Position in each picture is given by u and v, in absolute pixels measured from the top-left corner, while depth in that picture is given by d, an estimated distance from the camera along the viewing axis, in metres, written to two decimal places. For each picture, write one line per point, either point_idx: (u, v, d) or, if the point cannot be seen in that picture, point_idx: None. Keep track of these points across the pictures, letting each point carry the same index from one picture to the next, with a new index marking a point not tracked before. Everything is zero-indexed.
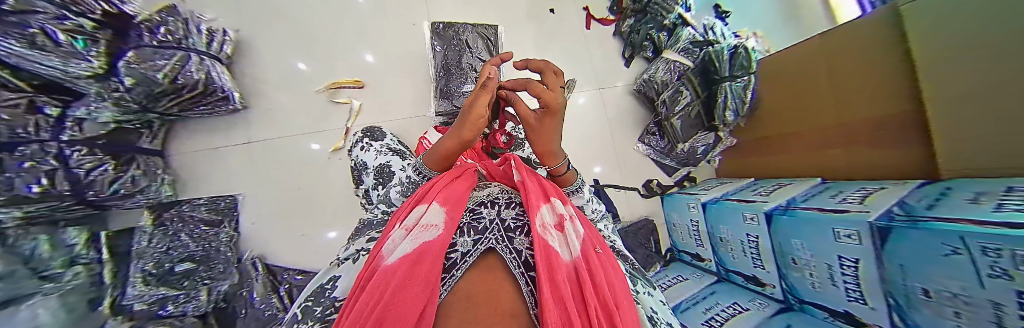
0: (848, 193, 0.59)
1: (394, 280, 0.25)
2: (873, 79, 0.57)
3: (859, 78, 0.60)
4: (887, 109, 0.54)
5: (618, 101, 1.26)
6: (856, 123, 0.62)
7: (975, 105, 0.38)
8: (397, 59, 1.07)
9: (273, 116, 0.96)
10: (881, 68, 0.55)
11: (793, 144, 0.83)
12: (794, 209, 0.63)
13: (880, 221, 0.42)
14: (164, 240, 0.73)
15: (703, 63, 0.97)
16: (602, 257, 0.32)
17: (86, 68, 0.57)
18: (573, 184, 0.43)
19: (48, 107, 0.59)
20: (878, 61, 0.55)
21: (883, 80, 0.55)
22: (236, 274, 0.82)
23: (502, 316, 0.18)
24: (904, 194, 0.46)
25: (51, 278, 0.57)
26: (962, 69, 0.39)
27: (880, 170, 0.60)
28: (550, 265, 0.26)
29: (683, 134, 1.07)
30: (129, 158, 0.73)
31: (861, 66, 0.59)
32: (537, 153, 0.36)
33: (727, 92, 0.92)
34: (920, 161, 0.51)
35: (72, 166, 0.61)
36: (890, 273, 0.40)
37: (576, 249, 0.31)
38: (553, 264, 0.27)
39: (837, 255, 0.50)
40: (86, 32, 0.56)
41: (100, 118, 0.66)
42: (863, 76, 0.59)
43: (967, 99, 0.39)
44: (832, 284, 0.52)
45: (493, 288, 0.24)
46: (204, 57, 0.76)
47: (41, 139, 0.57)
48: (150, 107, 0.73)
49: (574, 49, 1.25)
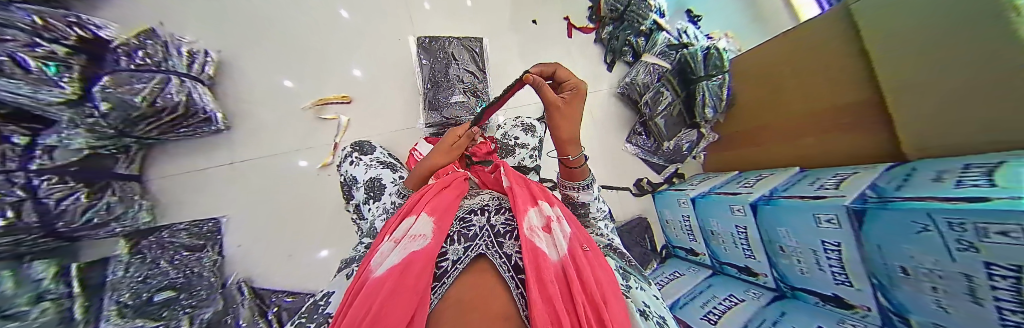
0: (825, 179, 0.62)
1: (382, 293, 0.25)
2: (839, 71, 0.59)
3: (828, 71, 0.63)
4: (855, 98, 0.57)
5: (604, 104, 1.30)
6: (828, 113, 0.65)
7: (933, 87, 0.40)
8: (384, 73, 1.08)
9: (258, 135, 0.95)
10: (845, 60, 0.58)
11: (772, 138, 0.86)
12: (777, 198, 0.65)
13: (855, 204, 0.44)
14: (142, 268, 0.69)
15: (681, 65, 1.00)
16: (590, 255, 0.33)
17: (58, 94, 0.55)
18: (585, 180, 0.42)
19: (16, 136, 0.57)
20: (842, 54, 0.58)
21: (849, 72, 0.57)
22: (220, 301, 0.77)
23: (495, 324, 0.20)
24: (873, 178, 0.49)
25: (16, 317, 0.51)
26: (919, 53, 0.41)
27: (853, 158, 0.62)
28: (538, 266, 0.27)
29: (668, 133, 1.10)
30: (103, 185, 0.70)
31: (829, 60, 0.62)
32: (558, 143, 0.34)
33: (705, 91, 0.95)
34: (885, 147, 0.54)
35: (41, 196, 0.58)
36: (869, 253, 0.42)
37: (563, 249, 0.32)
38: (541, 265, 0.28)
39: (820, 240, 0.51)
40: (60, 58, 0.54)
41: (73, 144, 0.64)
42: (830, 68, 0.62)
43: (927, 83, 0.40)
44: (820, 269, 0.54)
45: (483, 293, 0.25)
46: (184, 78, 0.76)
47: (7, 168, 0.55)
48: (127, 132, 0.71)
49: (558, 56, 1.29)
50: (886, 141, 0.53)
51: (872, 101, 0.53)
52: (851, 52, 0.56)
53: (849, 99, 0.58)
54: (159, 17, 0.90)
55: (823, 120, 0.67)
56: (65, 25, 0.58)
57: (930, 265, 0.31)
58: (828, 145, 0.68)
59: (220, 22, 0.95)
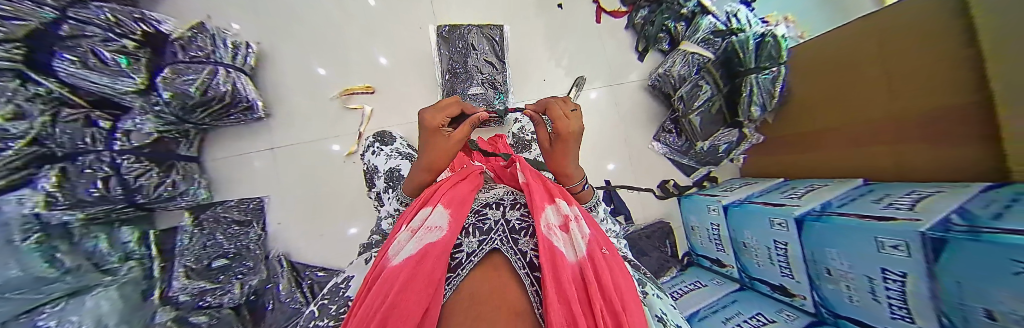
0: (895, 197, 0.52)
1: (396, 284, 0.24)
2: (928, 61, 0.47)
3: (900, 66, 0.53)
4: (948, 96, 0.45)
5: (631, 97, 1.21)
6: (897, 117, 0.56)
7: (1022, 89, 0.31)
8: (408, 63, 1.10)
9: (294, 121, 1.02)
10: (936, 47, 0.46)
11: (837, 139, 0.73)
12: (829, 215, 0.57)
13: (933, 232, 0.36)
14: (202, 238, 0.80)
15: (726, 54, 0.90)
16: (610, 258, 0.30)
17: (130, 84, 0.64)
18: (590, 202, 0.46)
19: (102, 120, 0.67)
20: (936, 43, 0.46)
21: (929, 69, 0.48)
22: (265, 271, 0.87)
23: (507, 315, 0.17)
24: (964, 200, 0.40)
25: (111, 272, 0.69)
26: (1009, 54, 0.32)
27: (952, 172, 0.49)
28: (553, 263, 0.25)
29: (703, 132, 1.02)
30: (171, 165, 0.79)
31: (902, 55, 0.52)
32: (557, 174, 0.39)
33: (753, 85, 0.85)
34: (968, 160, 0.45)
35: (122, 173, 0.68)
36: (945, 290, 0.35)
37: (581, 250, 0.29)
38: (556, 261, 0.25)
39: (880, 267, 0.44)
40: (129, 52, 0.64)
41: (145, 128, 0.72)
42: (921, 59, 0.49)
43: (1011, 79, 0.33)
44: (874, 298, 0.47)
45: (500, 287, 0.22)
46: (230, 70, 0.80)
47: (97, 149, 0.65)
48: (186, 119, 0.78)
49: (584, 45, 1.21)
50: (972, 154, 0.44)
51: (971, 105, 0.41)
52: (954, 44, 0.42)
53: (942, 98, 0.46)
54: (208, 11, 0.98)
55: (912, 125, 0.53)
56: (132, 21, 0.67)
57: (1013, 305, 0.25)
58: (918, 155, 0.54)
59: (258, 11, 1.01)
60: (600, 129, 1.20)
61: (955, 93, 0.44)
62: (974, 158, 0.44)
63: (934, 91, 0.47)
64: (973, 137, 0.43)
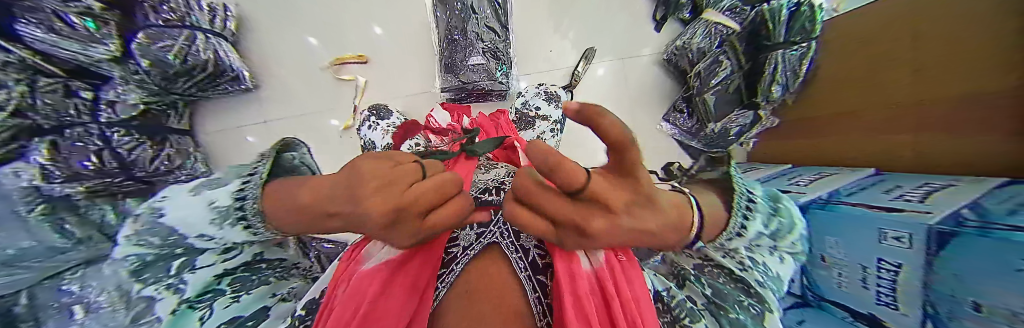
0: (908, 188, 0.50)
1: (371, 290, 0.26)
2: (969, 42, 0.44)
3: (940, 46, 0.49)
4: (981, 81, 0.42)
5: (642, 73, 1.15)
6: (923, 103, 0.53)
7: None
8: (402, 28, 1.01)
9: (288, 93, 0.99)
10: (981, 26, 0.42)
11: (853, 126, 0.70)
12: (835, 203, 0.56)
13: (942, 226, 0.34)
14: None
15: (754, 25, 0.78)
16: (625, 263, 0.30)
17: (105, 52, 0.59)
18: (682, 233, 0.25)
19: (82, 91, 0.59)
20: (983, 22, 0.42)
21: (967, 51, 0.44)
22: None
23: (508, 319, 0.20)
24: (977, 195, 0.38)
25: None
26: None
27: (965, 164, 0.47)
28: (572, 277, 0.25)
29: (717, 113, 0.90)
30: (163, 138, 0.78)
31: (946, 34, 0.48)
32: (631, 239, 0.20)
33: (778, 63, 0.75)
34: (987, 153, 0.43)
35: (115, 146, 0.66)
36: (939, 281, 0.35)
37: (598, 257, 0.29)
38: (574, 274, 0.25)
39: (877, 257, 0.45)
40: (96, 14, 0.56)
41: (129, 99, 0.69)
42: (961, 39, 0.45)
43: None
44: (863, 286, 0.48)
45: (498, 280, 0.26)
46: (209, 35, 0.80)
47: (81, 122, 0.60)
48: (170, 88, 0.77)
49: (595, 12, 1.12)
50: (992, 146, 0.42)
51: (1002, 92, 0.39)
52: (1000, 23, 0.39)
53: (973, 84, 0.44)
54: None
55: (942, 115, 0.50)
56: None
57: (1015, 307, 0.25)
58: (942, 146, 0.51)
59: None
60: (606, 107, 1.16)
61: (989, 78, 0.41)
62: (992, 152, 0.43)
63: (968, 75, 0.44)
64: (996, 128, 0.41)
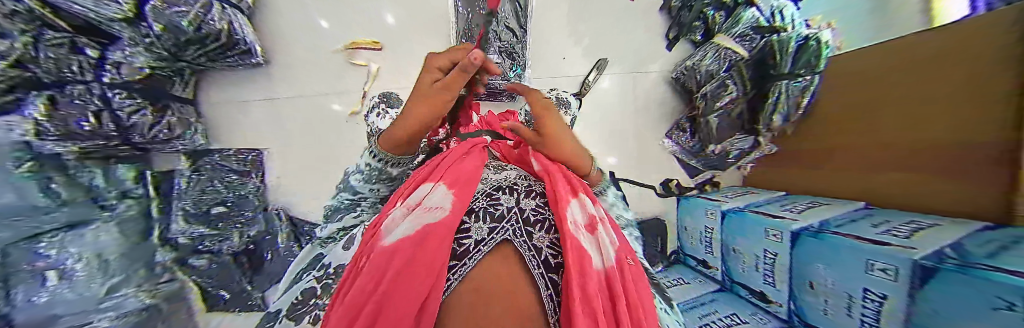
0: (894, 223, 0.53)
1: (389, 273, 0.24)
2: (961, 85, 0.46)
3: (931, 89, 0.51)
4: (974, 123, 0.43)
5: (648, 89, 1.15)
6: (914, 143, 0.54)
7: None
8: (420, 20, 1.02)
9: (295, 70, 0.96)
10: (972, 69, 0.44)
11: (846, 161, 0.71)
12: (825, 232, 0.58)
13: (926, 261, 0.36)
14: (200, 184, 0.80)
15: (761, 53, 0.88)
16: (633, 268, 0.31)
17: (116, 10, 0.56)
18: None
19: (85, 49, 0.57)
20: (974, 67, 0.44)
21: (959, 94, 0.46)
22: (263, 221, 0.90)
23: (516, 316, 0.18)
24: (958, 237, 0.41)
25: None
26: None
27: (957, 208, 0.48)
28: (582, 268, 0.24)
29: (719, 134, 1.03)
30: (164, 105, 0.75)
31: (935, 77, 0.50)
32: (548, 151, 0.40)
33: (782, 92, 0.84)
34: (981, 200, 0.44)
35: (109, 108, 0.62)
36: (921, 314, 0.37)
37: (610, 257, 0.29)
38: (585, 266, 0.24)
39: (863, 287, 0.46)
40: None
41: (136, 62, 0.66)
42: (955, 83, 0.47)
43: None
44: (849, 313, 0.50)
45: (502, 274, 0.23)
46: (227, 6, 0.78)
47: (78, 79, 0.57)
48: (179, 55, 0.74)
49: (611, 22, 1.12)
50: (984, 194, 0.43)
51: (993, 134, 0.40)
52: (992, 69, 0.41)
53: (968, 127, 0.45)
54: None
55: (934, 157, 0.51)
56: None
57: None
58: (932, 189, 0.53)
59: None
60: (612, 118, 1.15)
61: (982, 121, 0.42)
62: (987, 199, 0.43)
63: (963, 117, 0.45)
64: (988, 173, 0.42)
